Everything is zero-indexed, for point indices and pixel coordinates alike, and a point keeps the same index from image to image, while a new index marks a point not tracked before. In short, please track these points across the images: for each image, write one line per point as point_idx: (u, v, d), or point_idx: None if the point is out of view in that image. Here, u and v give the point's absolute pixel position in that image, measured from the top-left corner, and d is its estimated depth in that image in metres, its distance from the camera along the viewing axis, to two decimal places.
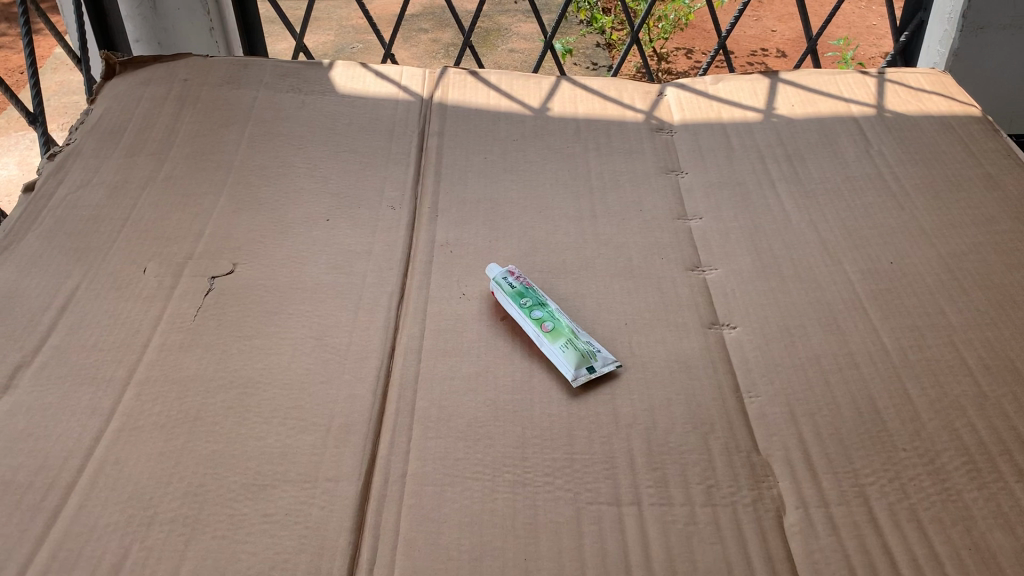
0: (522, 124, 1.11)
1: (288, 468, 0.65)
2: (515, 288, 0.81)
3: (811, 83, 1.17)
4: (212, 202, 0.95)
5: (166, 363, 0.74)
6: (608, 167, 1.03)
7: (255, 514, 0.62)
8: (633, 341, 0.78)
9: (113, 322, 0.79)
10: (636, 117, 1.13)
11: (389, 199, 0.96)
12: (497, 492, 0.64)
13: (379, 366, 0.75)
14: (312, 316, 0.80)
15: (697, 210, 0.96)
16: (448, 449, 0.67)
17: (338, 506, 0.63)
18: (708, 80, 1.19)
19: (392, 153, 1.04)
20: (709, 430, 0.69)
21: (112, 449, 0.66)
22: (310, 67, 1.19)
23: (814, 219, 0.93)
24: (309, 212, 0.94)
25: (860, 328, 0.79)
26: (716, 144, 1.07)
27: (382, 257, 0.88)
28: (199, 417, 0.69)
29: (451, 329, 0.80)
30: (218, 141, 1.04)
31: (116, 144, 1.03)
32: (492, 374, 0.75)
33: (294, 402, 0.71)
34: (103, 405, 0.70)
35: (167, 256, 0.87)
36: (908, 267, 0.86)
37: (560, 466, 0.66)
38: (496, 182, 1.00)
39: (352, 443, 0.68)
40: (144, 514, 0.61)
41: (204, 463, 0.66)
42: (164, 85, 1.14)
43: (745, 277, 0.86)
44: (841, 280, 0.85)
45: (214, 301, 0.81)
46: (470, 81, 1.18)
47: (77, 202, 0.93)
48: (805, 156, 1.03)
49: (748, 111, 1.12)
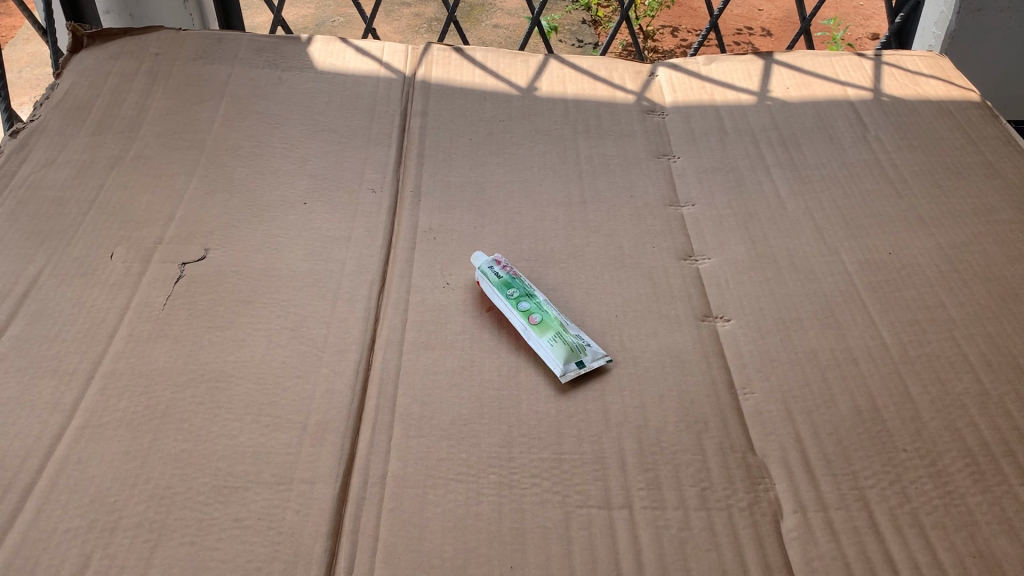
0: (508, 104, 1.07)
1: (261, 469, 0.62)
2: (501, 277, 0.78)
3: (806, 65, 1.13)
4: (184, 183, 0.90)
5: (133, 355, 0.71)
6: (597, 150, 0.99)
7: (224, 519, 0.58)
8: (623, 334, 0.75)
9: (78, 311, 0.74)
10: (627, 99, 1.09)
11: (370, 181, 0.92)
12: (482, 495, 0.61)
13: (357, 360, 0.72)
14: (288, 305, 0.76)
15: (689, 196, 0.93)
16: (431, 449, 0.64)
17: (314, 510, 0.59)
18: (701, 61, 1.15)
19: (373, 133, 1.00)
20: (703, 429, 0.67)
21: (74, 448, 0.63)
22: (287, 41, 1.14)
23: (810, 206, 0.90)
24: (285, 195, 0.90)
25: (858, 321, 0.76)
26: (709, 128, 1.03)
27: (362, 243, 0.84)
28: (167, 413, 0.66)
29: (434, 320, 0.76)
30: (191, 119, 1.00)
31: (82, 121, 0.98)
32: (476, 368, 0.72)
33: (268, 398, 0.68)
34: (65, 400, 0.66)
35: (136, 240, 0.83)
36: (906, 258, 0.83)
37: (548, 467, 0.63)
38: (481, 165, 0.96)
39: (329, 442, 0.65)
40: (107, 518, 0.58)
41: (172, 463, 0.62)
42: (133, 60, 1.09)
43: (739, 267, 0.83)
44: (838, 271, 0.82)
45: (185, 289, 0.77)
46: (455, 58, 1.14)
47: (41, 183, 0.89)
48: (801, 140, 1.00)
49: (741, 94, 1.09)
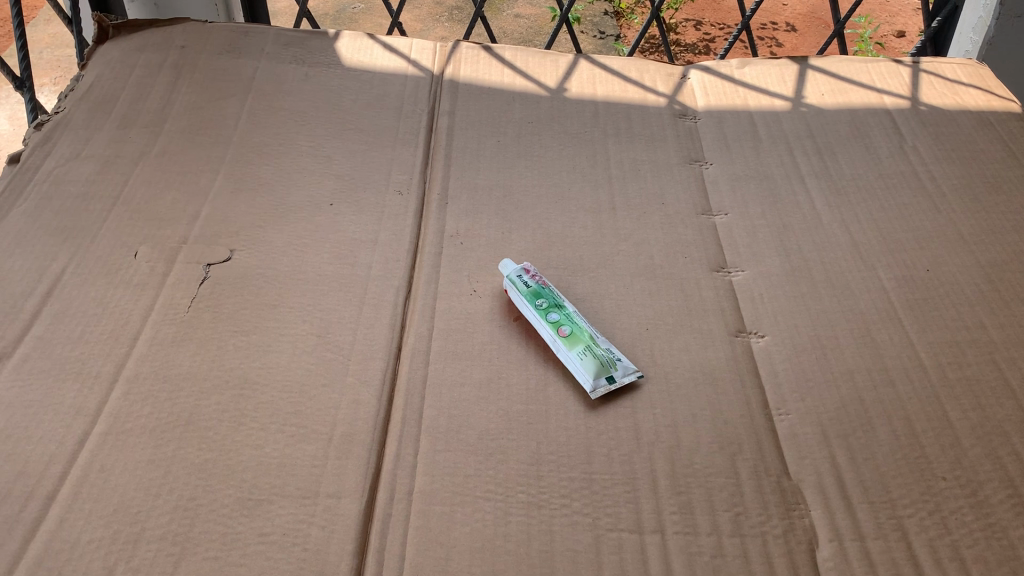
0: (537, 105, 1.05)
1: (286, 481, 0.61)
2: (531, 287, 0.76)
3: (842, 71, 1.11)
4: (209, 180, 0.89)
5: (157, 359, 0.70)
6: (628, 155, 0.98)
7: (249, 534, 0.57)
8: (655, 348, 0.74)
9: (102, 311, 0.73)
10: (658, 102, 1.07)
11: (396, 183, 0.91)
12: (511, 515, 0.60)
13: (383, 369, 0.71)
14: (314, 310, 0.75)
15: (722, 205, 0.91)
16: (458, 464, 0.63)
17: (340, 526, 0.58)
18: (734, 64, 1.13)
19: (400, 133, 0.98)
20: (736, 451, 0.65)
21: (97, 455, 0.62)
22: (314, 36, 1.13)
23: (846, 218, 0.88)
24: (311, 194, 0.88)
25: (896, 341, 0.74)
26: (742, 134, 1.01)
27: (389, 247, 0.83)
28: (191, 421, 0.65)
29: (462, 329, 0.75)
30: (216, 115, 0.98)
31: (107, 114, 0.97)
32: (504, 380, 0.70)
33: (294, 406, 0.67)
34: (88, 405, 0.65)
35: (160, 239, 0.82)
36: (945, 276, 0.81)
37: (578, 487, 0.62)
38: (510, 168, 0.94)
39: (355, 454, 0.63)
40: (130, 530, 0.57)
41: (196, 473, 0.61)
42: (159, 52, 1.08)
43: (773, 281, 0.81)
44: (874, 287, 0.80)
45: (210, 291, 0.76)
46: (483, 57, 1.12)
47: (65, 178, 0.88)
48: (836, 150, 0.98)
49: (775, 99, 1.06)
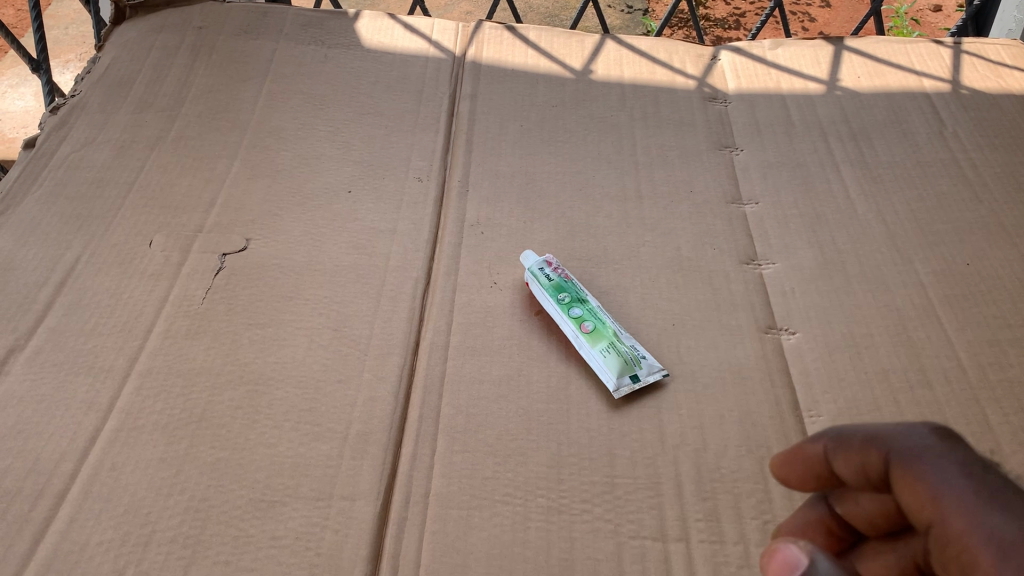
0: (562, 88, 1.02)
1: (300, 483, 0.59)
2: (553, 280, 0.74)
3: (880, 53, 1.07)
4: (226, 166, 0.87)
5: (171, 353, 0.68)
6: (655, 140, 0.94)
7: (262, 537, 0.56)
8: (680, 346, 0.71)
9: (115, 302, 0.72)
10: (687, 84, 1.03)
11: (416, 169, 0.89)
12: (530, 520, 0.58)
13: (401, 365, 0.69)
14: (331, 302, 0.73)
15: (752, 194, 0.88)
16: (477, 466, 0.61)
17: (354, 530, 0.57)
18: (766, 44, 1.08)
19: (420, 118, 0.96)
20: (765, 455, 0.63)
21: (109, 453, 0.61)
22: (334, 16, 1.10)
23: (882, 209, 0.85)
24: (329, 181, 0.86)
25: (933, 339, 0.71)
26: (774, 119, 0.98)
27: (407, 237, 0.81)
28: (204, 418, 0.63)
29: (482, 323, 0.73)
30: (233, 98, 0.96)
31: (123, 98, 0.95)
32: (525, 377, 0.68)
33: (309, 404, 0.65)
34: (100, 400, 0.64)
35: (175, 228, 0.80)
36: (986, 270, 0.78)
37: (600, 493, 0.60)
38: (533, 154, 0.92)
39: (370, 454, 0.62)
40: (140, 532, 0.56)
41: (208, 473, 0.60)
42: (176, 33, 1.06)
43: (806, 275, 0.78)
44: (911, 282, 0.77)
45: (225, 282, 0.75)
46: (507, 37, 1.09)
47: (80, 163, 0.86)
48: (872, 136, 0.94)
49: (809, 82, 1.03)
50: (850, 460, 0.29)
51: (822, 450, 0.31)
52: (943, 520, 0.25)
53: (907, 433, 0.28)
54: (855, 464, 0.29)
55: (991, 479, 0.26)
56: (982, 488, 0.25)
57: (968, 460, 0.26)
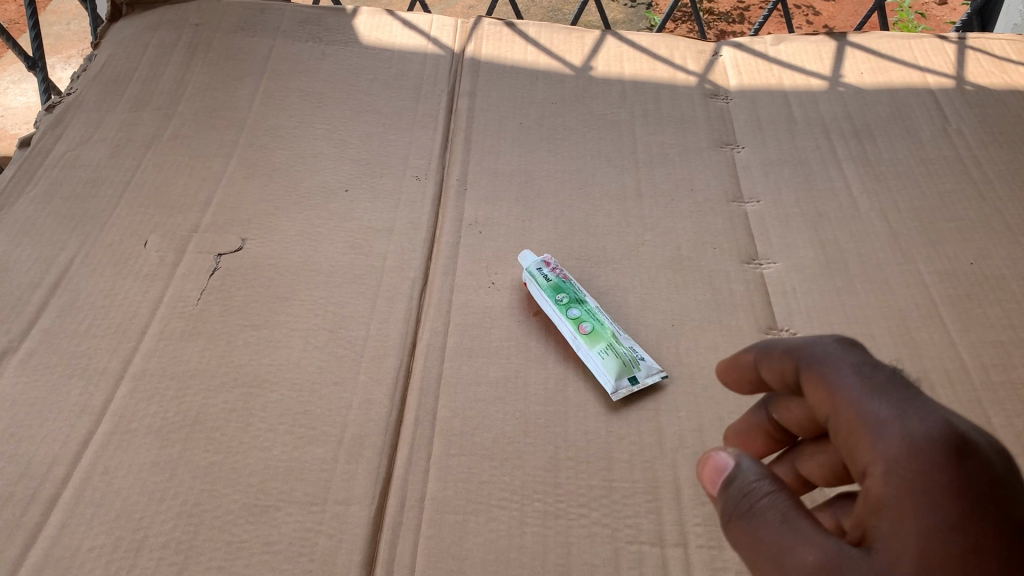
0: (562, 85, 1.01)
1: (294, 487, 0.59)
2: (551, 281, 0.73)
3: (883, 48, 1.05)
4: (222, 164, 0.87)
5: (165, 355, 0.67)
6: (655, 137, 0.94)
7: (255, 542, 0.55)
8: (680, 347, 0.70)
9: (110, 303, 0.72)
10: (688, 80, 1.02)
11: (414, 167, 0.88)
12: (526, 525, 0.57)
13: (397, 367, 0.68)
14: (327, 303, 0.73)
15: (753, 192, 0.87)
16: (473, 469, 0.61)
17: (348, 535, 0.56)
18: (769, 40, 1.07)
19: (419, 115, 0.95)
20: None
21: (102, 457, 0.60)
22: (332, 13, 1.09)
23: (884, 207, 0.84)
24: (326, 180, 0.86)
25: (936, 340, 0.71)
26: (776, 115, 0.97)
27: (405, 237, 0.80)
28: (198, 421, 0.63)
29: (479, 324, 0.72)
30: (230, 96, 0.96)
31: (119, 96, 0.95)
32: (522, 379, 0.68)
33: (304, 406, 0.64)
34: (93, 403, 0.64)
35: (171, 227, 0.79)
36: (990, 270, 0.77)
37: (597, 497, 0.59)
38: (532, 152, 0.91)
39: (366, 458, 0.61)
40: (133, 537, 0.55)
41: (201, 477, 0.59)
42: (173, 30, 1.05)
43: (807, 274, 0.77)
44: (914, 281, 0.76)
45: (220, 283, 0.74)
46: (507, 34, 1.08)
47: (75, 162, 0.86)
48: (875, 133, 0.93)
49: (812, 78, 1.02)
50: (772, 366, 0.39)
51: (752, 359, 0.41)
52: (838, 408, 0.34)
53: (814, 343, 0.37)
54: (775, 368, 0.39)
55: (877, 375, 0.33)
56: (866, 381, 0.33)
57: (860, 362, 0.34)
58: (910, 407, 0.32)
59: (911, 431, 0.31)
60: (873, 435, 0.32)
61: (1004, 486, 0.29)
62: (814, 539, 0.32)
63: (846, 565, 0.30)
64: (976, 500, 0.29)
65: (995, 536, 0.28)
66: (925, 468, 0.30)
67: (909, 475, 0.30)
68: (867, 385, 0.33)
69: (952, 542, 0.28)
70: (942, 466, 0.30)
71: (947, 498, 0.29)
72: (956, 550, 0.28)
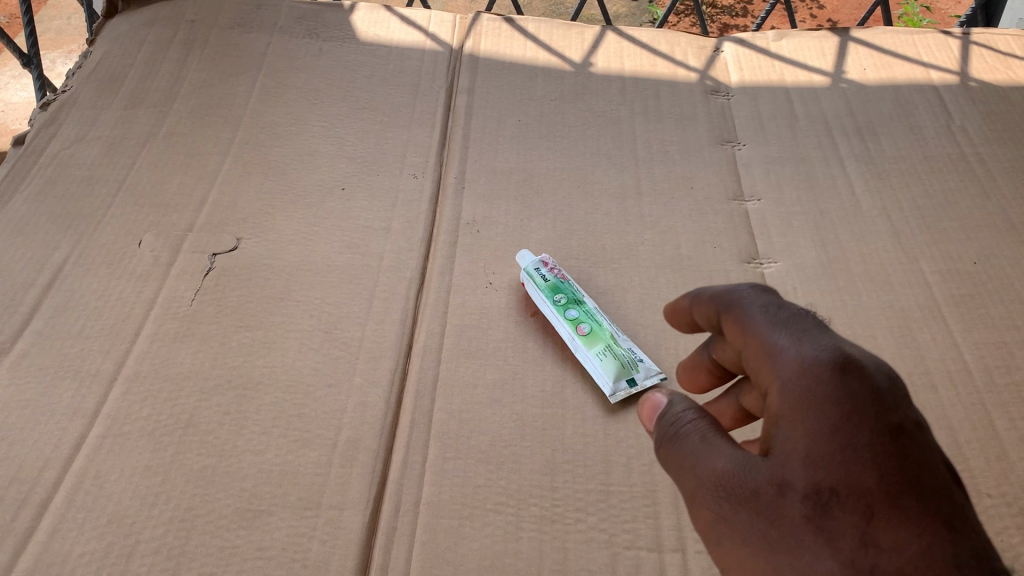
0: (561, 81, 1.00)
1: (287, 492, 0.58)
2: (549, 281, 0.72)
3: (886, 44, 1.04)
4: (217, 163, 0.86)
5: (158, 356, 0.67)
6: (655, 135, 0.93)
7: (247, 548, 0.55)
8: (679, 348, 0.70)
9: (103, 304, 0.71)
10: (689, 76, 1.01)
11: (412, 165, 0.87)
12: (522, 530, 0.57)
13: (393, 369, 0.67)
14: (322, 304, 0.72)
15: (754, 190, 0.86)
16: (469, 473, 0.60)
17: (342, 541, 0.56)
18: (770, 35, 1.06)
19: (417, 112, 0.94)
20: None
21: (94, 460, 0.59)
22: (330, 8, 1.08)
23: (887, 205, 0.83)
24: (323, 178, 0.85)
25: (938, 341, 0.70)
26: (778, 112, 0.96)
27: (401, 236, 0.79)
28: (191, 424, 0.62)
29: (476, 325, 0.71)
30: (226, 93, 0.95)
31: (114, 93, 0.94)
32: (519, 381, 0.67)
33: (298, 409, 0.64)
34: (85, 406, 0.63)
35: (165, 227, 0.78)
36: (994, 269, 0.76)
37: (594, 501, 0.59)
38: (531, 149, 0.90)
39: (360, 462, 0.60)
40: (124, 542, 0.55)
41: (194, 481, 0.58)
42: (169, 26, 1.04)
43: (808, 274, 0.76)
44: (917, 281, 0.75)
45: (215, 283, 0.73)
46: (506, 29, 1.07)
47: (70, 160, 0.85)
48: (877, 130, 0.92)
49: (814, 74, 1.01)
50: (701, 311, 0.42)
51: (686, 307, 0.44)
52: (749, 341, 0.38)
53: (733, 290, 0.41)
54: (704, 313, 0.42)
55: (780, 312, 0.38)
56: (774, 317, 0.38)
57: (767, 303, 0.39)
58: (807, 337, 0.37)
59: (806, 355, 0.36)
60: (773, 361, 0.36)
61: (884, 397, 0.34)
62: (727, 451, 0.36)
63: (748, 469, 0.35)
64: (855, 409, 0.33)
65: (873, 435, 0.32)
66: (816, 385, 0.34)
67: (801, 391, 0.35)
68: (772, 320, 0.38)
69: (836, 441, 0.33)
70: (828, 381, 0.34)
71: (831, 406, 0.34)
72: (835, 447, 0.32)
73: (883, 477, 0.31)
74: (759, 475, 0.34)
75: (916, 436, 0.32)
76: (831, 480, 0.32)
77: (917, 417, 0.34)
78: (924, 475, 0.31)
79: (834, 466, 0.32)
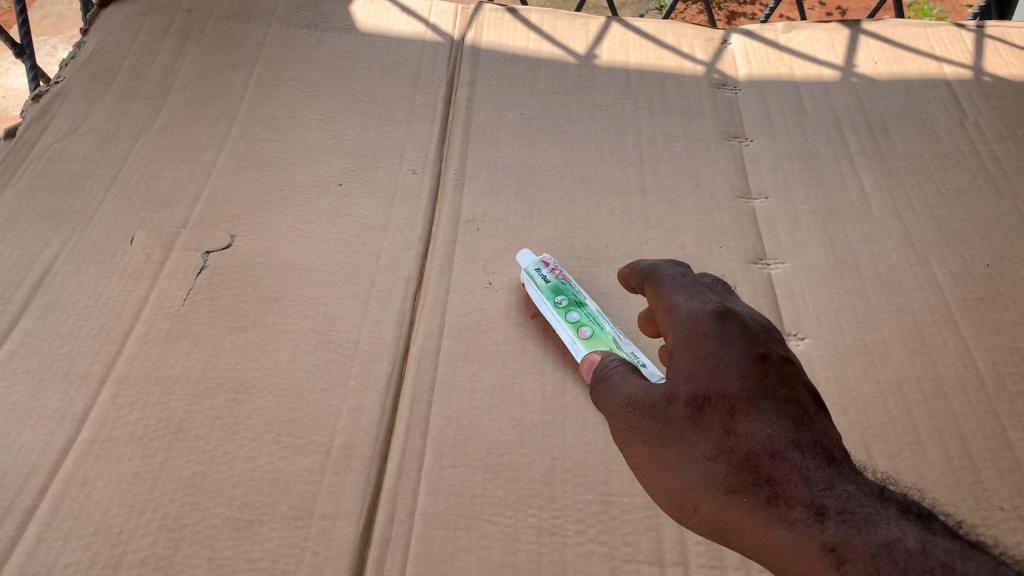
0: (565, 74, 0.98)
1: (279, 501, 0.57)
2: (550, 282, 0.70)
3: (898, 37, 1.02)
4: (212, 157, 0.84)
5: (148, 358, 0.65)
6: (660, 130, 0.90)
7: (237, 559, 0.53)
8: None
9: (93, 303, 0.69)
10: (695, 69, 0.99)
11: (411, 160, 0.85)
12: (520, 542, 0.55)
13: (389, 372, 0.65)
14: (317, 304, 0.70)
15: (761, 188, 0.84)
16: (465, 483, 0.58)
17: (334, 552, 0.54)
18: (779, 28, 1.04)
19: (416, 105, 0.92)
20: None
21: (81, 466, 0.58)
22: None
23: (898, 204, 0.81)
24: (320, 173, 0.83)
25: (950, 347, 0.68)
26: (786, 107, 0.93)
27: (399, 233, 0.77)
28: (181, 429, 0.60)
29: (475, 327, 0.70)
30: (222, 85, 0.93)
31: (108, 84, 0.92)
32: (519, 387, 0.65)
33: (291, 414, 0.62)
34: (73, 409, 0.61)
35: (158, 223, 0.77)
36: (1007, 272, 0.74)
37: (595, 512, 0.57)
38: (533, 144, 0.88)
39: (354, 470, 0.59)
40: (111, 552, 0.53)
41: (183, 489, 0.57)
42: (165, 16, 1.02)
43: (816, 275, 0.74)
44: (928, 284, 0.73)
45: (207, 282, 0.71)
46: (508, 20, 1.05)
47: (62, 153, 0.83)
48: (888, 126, 0.90)
49: (823, 68, 0.98)
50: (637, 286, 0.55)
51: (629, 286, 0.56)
52: (659, 301, 0.50)
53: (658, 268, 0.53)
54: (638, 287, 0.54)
55: (685, 280, 0.50)
56: (679, 285, 0.50)
57: (676, 275, 0.51)
58: (699, 298, 0.47)
59: (696, 309, 0.46)
60: (672, 310, 0.48)
61: (754, 333, 0.44)
62: (638, 384, 0.47)
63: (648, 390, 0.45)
64: (727, 338, 0.44)
65: (740, 356, 0.43)
66: (701, 326, 0.45)
67: (689, 326, 0.46)
68: (677, 285, 0.50)
69: (711, 361, 0.43)
70: (709, 318, 0.45)
71: (709, 336, 0.44)
72: (709, 365, 0.43)
73: (743, 383, 0.41)
74: (654, 393, 0.45)
75: (778, 362, 0.42)
76: (707, 389, 0.42)
77: (783, 352, 0.44)
78: (778, 386, 0.41)
79: (708, 377, 0.42)
